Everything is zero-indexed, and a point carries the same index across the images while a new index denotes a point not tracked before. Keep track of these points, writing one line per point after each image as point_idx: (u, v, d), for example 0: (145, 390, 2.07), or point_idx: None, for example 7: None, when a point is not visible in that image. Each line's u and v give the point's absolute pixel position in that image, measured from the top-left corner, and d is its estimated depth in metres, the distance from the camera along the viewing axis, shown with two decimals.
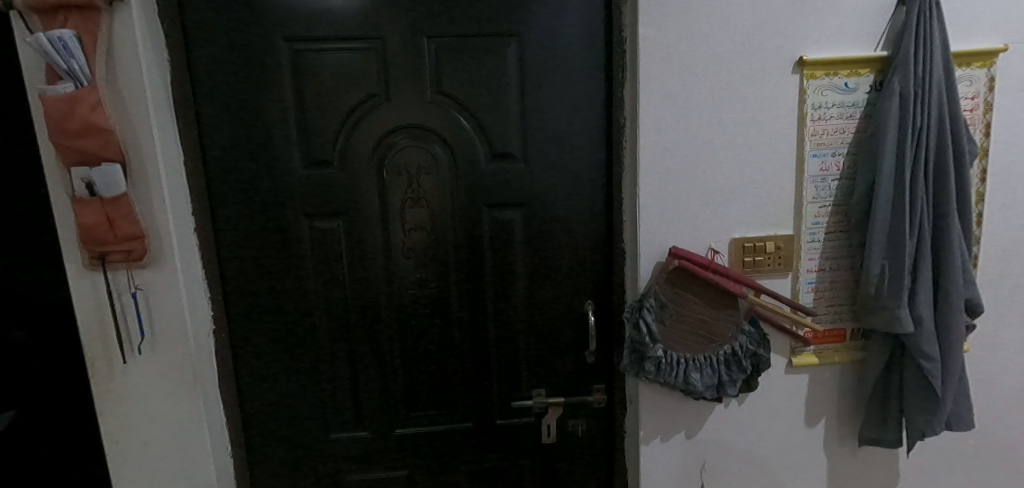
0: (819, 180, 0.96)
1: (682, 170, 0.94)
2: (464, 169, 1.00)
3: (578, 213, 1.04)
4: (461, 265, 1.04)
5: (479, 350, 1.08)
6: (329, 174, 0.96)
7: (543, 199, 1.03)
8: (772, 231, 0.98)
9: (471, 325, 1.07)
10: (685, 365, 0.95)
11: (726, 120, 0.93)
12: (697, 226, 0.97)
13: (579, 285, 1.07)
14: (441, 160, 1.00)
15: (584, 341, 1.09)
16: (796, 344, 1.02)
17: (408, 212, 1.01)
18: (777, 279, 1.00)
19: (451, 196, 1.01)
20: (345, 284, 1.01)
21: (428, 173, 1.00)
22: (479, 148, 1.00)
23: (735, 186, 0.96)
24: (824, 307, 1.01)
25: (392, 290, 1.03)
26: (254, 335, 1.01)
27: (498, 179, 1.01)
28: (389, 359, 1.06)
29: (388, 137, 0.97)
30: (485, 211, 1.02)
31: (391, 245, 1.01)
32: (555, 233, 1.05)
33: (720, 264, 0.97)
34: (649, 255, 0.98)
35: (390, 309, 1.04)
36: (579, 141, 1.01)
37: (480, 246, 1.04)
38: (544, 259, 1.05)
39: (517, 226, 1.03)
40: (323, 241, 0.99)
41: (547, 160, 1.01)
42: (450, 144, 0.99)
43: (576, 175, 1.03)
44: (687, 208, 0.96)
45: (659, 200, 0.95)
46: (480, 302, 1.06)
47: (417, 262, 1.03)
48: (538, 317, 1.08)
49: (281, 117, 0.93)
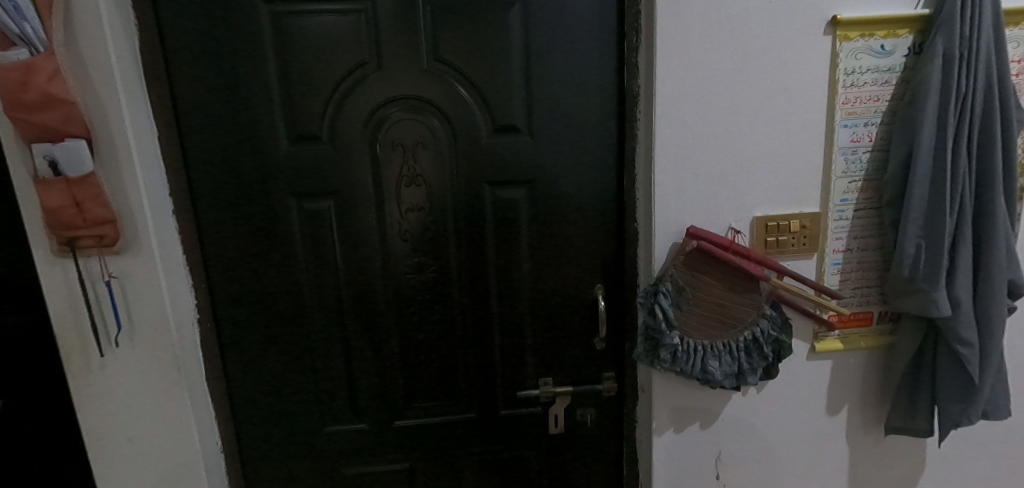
0: (850, 153, 0.89)
1: (702, 143, 0.87)
2: (464, 144, 0.92)
3: (587, 192, 0.97)
4: (462, 249, 0.97)
5: (482, 338, 1.02)
6: (318, 151, 0.89)
7: (550, 176, 0.95)
8: (797, 209, 0.91)
9: (473, 312, 1.01)
10: (702, 352, 0.89)
11: (751, 89, 0.85)
12: (717, 204, 0.90)
13: (588, 268, 1.01)
14: (440, 135, 0.92)
15: (592, 327, 1.04)
16: (819, 329, 0.96)
17: (405, 192, 0.93)
18: (801, 260, 0.94)
19: (450, 174, 0.94)
20: (338, 269, 0.95)
21: (427, 149, 0.92)
22: (480, 121, 0.92)
23: (759, 160, 0.88)
24: (851, 290, 0.95)
25: (390, 276, 0.97)
26: (240, 324, 0.94)
27: (501, 156, 0.94)
28: (388, 348, 1.00)
29: (381, 110, 0.89)
30: (487, 190, 0.95)
31: (388, 228, 0.94)
32: (564, 214, 0.98)
33: (741, 245, 0.90)
34: (665, 235, 0.91)
35: (387, 295, 0.98)
36: (588, 114, 0.94)
37: (483, 227, 0.97)
38: (551, 242, 0.99)
39: (522, 206, 0.96)
40: (314, 223, 0.92)
41: (555, 134, 0.94)
42: (449, 117, 0.91)
43: (586, 150, 0.95)
44: (706, 185, 0.89)
45: (676, 177, 0.88)
46: (483, 287, 1.00)
47: (415, 246, 0.96)
48: (544, 303, 1.02)
49: (264, 89, 0.85)
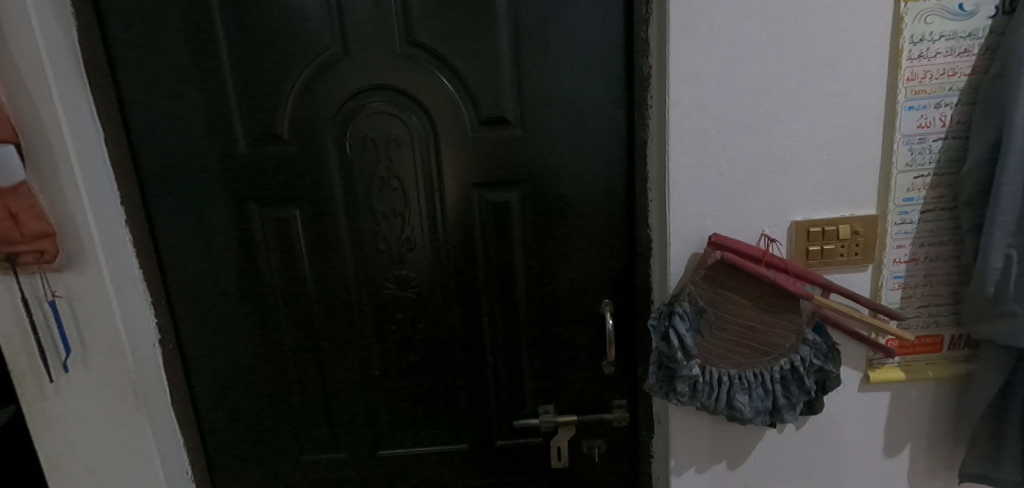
0: (916, 141, 0.72)
1: (727, 134, 0.71)
2: (446, 140, 0.80)
3: (591, 193, 0.83)
4: (449, 260, 0.86)
5: (474, 360, 0.91)
6: (282, 153, 0.79)
7: (546, 176, 0.82)
8: (847, 211, 0.75)
9: (463, 331, 0.89)
10: (728, 384, 0.75)
11: (789, 66, 0.69)
12: (747, 207, 0.75)
13: (593, 281, 0.87)
14: (419, 130, 0.80)
15: (600, 348, 0.90)
16: (875, 355, 0.80)
17: (381, 197, 0.82)
18: (853, 273, 0.77)
19: (432, 175, 0.82)
20: (310, 284, 0.85)
21: (404, 148, 0.81)
22: (464, 114, 0.80)
23: (799, 153, 0.73)
24: (915, 308, 0.78)
25: (368, 291, 0.86)
26: (207, 343, 0.87)
27: (488, 153, 0.81)
28: (369, 371, 0.90)
29: (350, 103, 0.78)
30: (475, 192, 0.83)
31: (363, 238, 0.84)
32: (564, 219, 0.84)
33: (776, 256, 0.74)
34: (683, 245, 0.76)
35: (365, 313, 0.87)
36: (590, 102, 0.80)
37: (471, 236, 0.85)
38: (550, 251, 0.86)
39: (515, 211, 0.84)
40: (281, 233, 0.82)
41: (551, 126, 0.80)
42: (427, 110, 0.79)
43: (588, 145, 0.81)
44: (733, 185, 0.74)
45: (695, 175, 0.73)
46: (473, 304, 0.88)
47: (395, 257, 0.85)
48: (543, 321, 0.89)
49: (220, 85, 0.76)
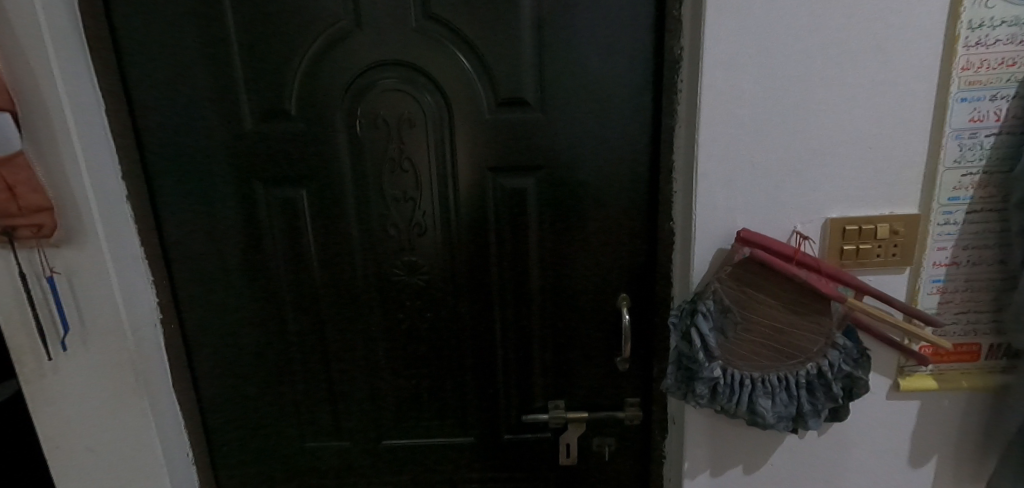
0: (967, 136, 0.67)
1: (762, 123, 0.67)
2: (461, 122, 0.76)
3: (611, 182, 0.79)
4: (461, 248, 0.82)
5: (482, 352, 0.88)
6: (290, 130, 0.76)
7: (565, 163, 0.78)
8: (887, 209, 0.70)
9: (473, 321, 0.86)
10: (750, 388, 0.71)
11: (834, 50, 0.64)
12: (779, 201, 0.70)
13: (610, 274, 0.83)
14: (433, 110, 0.76)
15: (615, 344, 0.87)
16: (906, 362, 0.76)
17: (391, 180, 0.79)
18: (888, 275, 0.73)
19: (445, 158, 0.78)
20: (316, 268, 0.82)
21: (416, 129, 0.77)
22: (481, 95, 0.76)
23: (838, 146, 0.68)
24: (953, 314, 0.74)
25: (375, 277, 0.83)
26: (209, 325, 0.85)
27: (505, 137, 0.77)
28: (375, 360, 0.87)
29: (361, 80, 0.74)
30: (490, 178, 0.79)
31: (372, 222, 0.80)
32: (582, 208, 0.80)
33: (809, 255, 0.70)
34: (708, 239, 0.72)
35: (372, 299, 0.84)
36: (614, 84, 0.75)
37: (484, 223, 0.81)
38: (565, 242, 0.82)
39: (531, 199, 0.80)
40: (287, 214, 0.79)
41: (571, 110, 0.76)
42: (442, 89, 0.75)
43: (611, 130, 0.77)
44: (765, 177, 0.69)
45: (726, 165, 0.69)
46: (484, 294, 0.85)
47: (405, 243, 0.82)
48: (556, 314, 0.86)
49: (226, 56, 0.73)
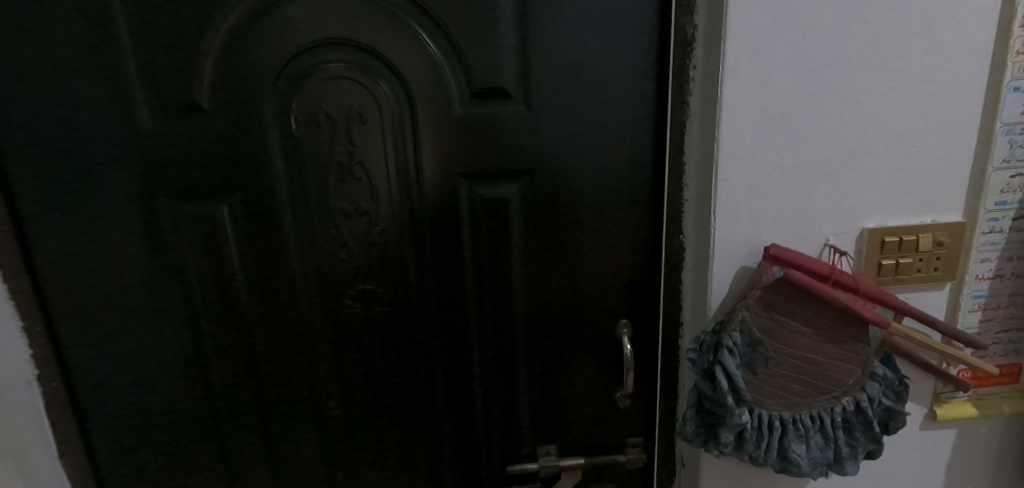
0: (1018, 131, 0.57)
1: (791, 117, 0.56)
2: (427, 117, 0.62)
3: (608, 188, 0.67)
4: (429, 272, 0.68)
5: (459, 394, 0.73)
6: (204, 129, 0.59)
7: (554, 167, 0.65)
8: (930, 218, 0.60)
9: (446, 359, 0.72)
10: (781, 431, 0.60)
11: (877, 29, 0.53)
12: (808, 210, 0.59)
13: (608, 296, 0.71)
14: (390, 103, 0.61)
15: (614, 377, 0.74)
16: (944, 388, 0.67)
17: (340, 191, 0.63)
18: (928, 292, 0.63)
19: (408, 162, 0.63)
20: (247, 302, 0.66)
21: (369, 126, 0.61)
22: (450, 84, 0.61)
23: (877, 144, 0.57)
24: (994, 334, 0.65)
25: (323, 311, 0.67)
26: (108, 378, 0.67)
27: (481, 136, 0.63)
28: (326, 410, 0.71)
29: (296, 64, 0.58)
30: (463, 186, 0.65)
31: (317, 243, 0.65)
32: (575, 221, 0.67)
33: (846, 273, 0.59)
34: (728, 257, 0.60)
35: (321, 338, 0.68)
36: (613, 72, 0.62)
37: (457, 242, 0.67)
38: (555, 261, 0.69)
39: (513, 211, 0.66)
40: (205, 236, 0.62)
41: (561, 103, 0.63)
42: (401, 77, 0.60)
43: (608, 127, 0.64)
44: (794, 182, 0.58)
45: (749, 169, 0.57)
46: (460, 326, 0.70)
47: (361, 268, 0.66)
48: (546, 345, 0.72)
49: (109, 30, 0.55)
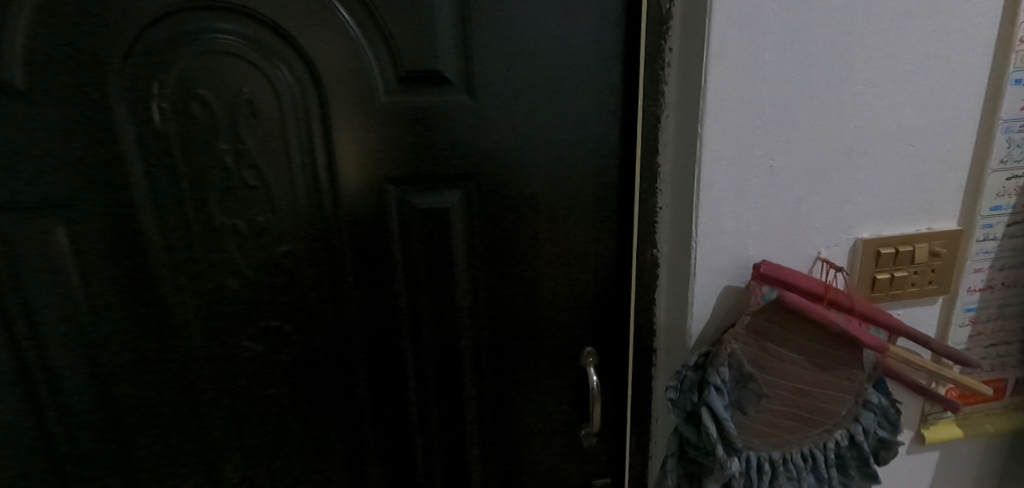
0: (1018, 129, 0.52)
1: (782, 110, 0.47)
2: (342, 107, 0.49)
3: (570, 195, 0.56)
4: (352, 301, 0.54)
5: (395, 442, 0.61)
6: (25, 120, 0.43)
7: (505, 169, 0.53)
8: (925, 225, 0.54)
9: (379, 402, 0.59)
10: (772, 475, 0.52)
11: (880, 8, 0.45)
12: (799, 218, 0.51)
13: (571, 320, 0.61)
14: (291, 89, 0.47)
15: (578, 412, 0.64)
16: (932, 409, 0.61)
17: (228, 203, 0.49)
18: (920, 307, 0.57)
19: (319, 165, 0.50)
20: (108, 347, 0.50)
21: (264, 120, 0.47)
22: (370, 66, 0.48)
23: (874, 143, 0.50)
24: (983, 349, 0.60)
25: (215, 354, 0.53)
26: None
27: (412, 132, 0.51)
28: (226, 473, 0.57)
29: (154, 33, 0.43)
30: (393, 193, 0.52)
31: (201, 270, 0.50)
32: (531, 234, 0.56)
33: (844, 292, 0.52)
34: (711, 276, 0.51)
35: (214, 387, 0.54)
36: (573, 55, 0.51)
37: (387, 263, 0.54)
38: (507, 282, 0.58)
39: (456, 223, 0.54)
40: (40, 264, 0.47)
41: (511, 92, 0.51)
42: (303, 54, 0.46)
43: (568, 122, 0.53)
44: (784, 187, 0.50)
45: (735, 172, 0.48)
46: (394, 364, 0.58)
47: (262, 299, 0.52)
48: (499, 380, 0.61)
49: None
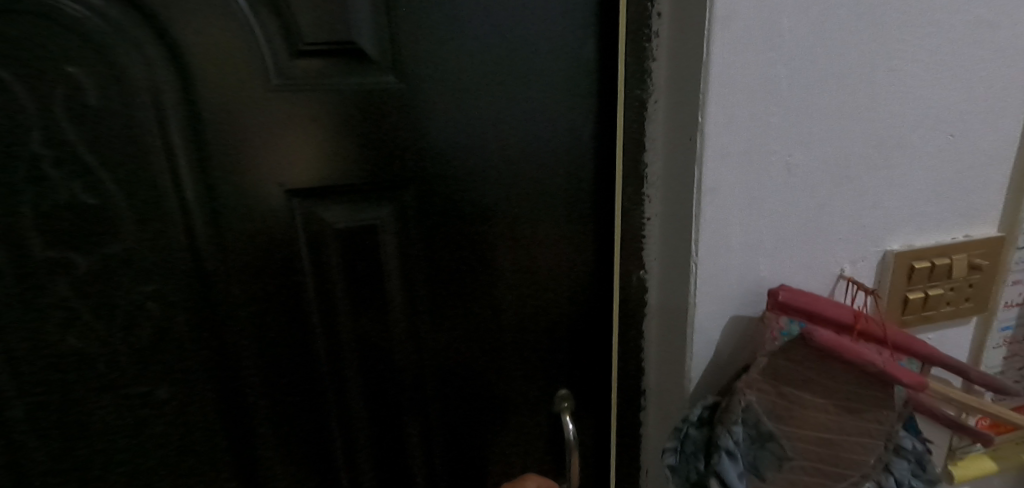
0: None
1: (801, 93, 0.37)
2: (219, 94, 0.35)
3: (534, 205, 0.44)
4: (253, 350, 0.42)
5: None
6: None
7: (450, 175, 0.42)
8: (963, 233, 0.45)
9: (299, 471, 0.46)
10: None
11: None
12: (818, 229, 0.41)
13: (542, 360, 0.49)
14: (138, 69, 0.33)
15: (551, 464, 0.53)
16: (961, 443, 0.53)
17: (55, 230, 0.34)
18: (953, 328, 0.48)
19: (191, 174, 0.36)
20: None
21: (101, 113, 0.33)
22: (253, 37, 0.35)
23: (909, 134, 0.40)
24: (1017, 372, 0.52)
25: (59, 433, 0.39)
26: None
27: (322, 129, 0.38)
28: None
29: None
30: (301, 209, 0.40)
31: (24, 324, 0.36)
32: (486, 256, 0.45)
33: (876, 320, 0.42)
34: (715, 305, 0.41)
35: (64, 473, 0.40)
36: (534, 24, 0.39)
37: (297, 299, 0.41)
38: (459, 314, 0.46)
39: (389, 245, 0.42)
40: None
41: (454, 73, 0.39)
42: (151, 19, 0.33)
43: (530, 112, 0.42)
44: (801, 190, 0.40)
45: (743, 173, 0.37)
46: (315, 425, 0.45)
47: (123, 357, 0.39)
48: (453, 434, 0.50)
49: None
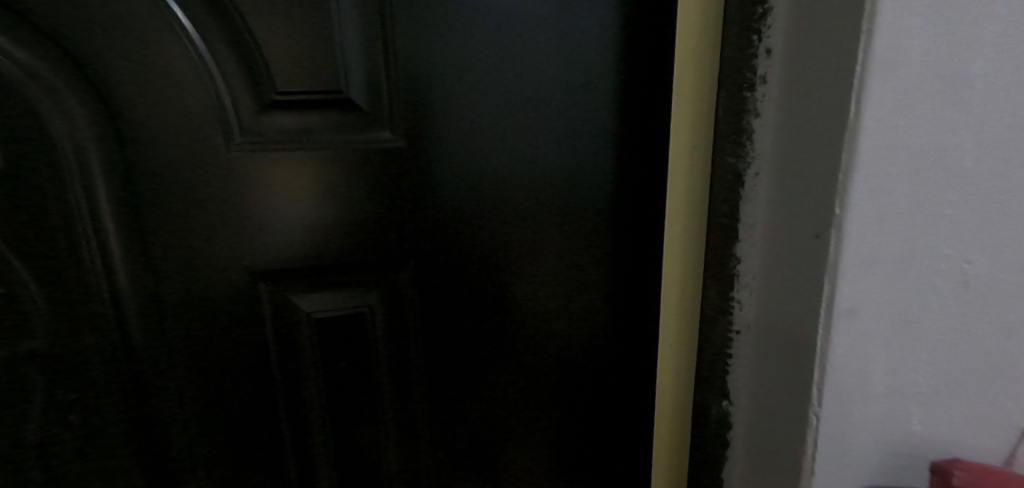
0: None
1: (990, 170, 0.24)
2: (174, 157, 0.28)
3: (556, 285, 0.37)
4: (230, 466, 0.34)
5: None
6: None
7: (461, 252, 0.34)
8: None
9: None
10: None
11: None
12: (995, 367, 0.27)
13: (558, 464, 0.41)
14: (71, 130, 0.26)
15: None
16: None
17: None
18: None
19: (126, 255, 0.29)
20: None
21: (29, 190, 0.26)
22: (218, 85, 0.27)
23: None
24: None
25: None
26: None
27: (307, 197, 0.30)
28: None
29: None
30: (277, 296, 0.31)
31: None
32: (499, 347, 0.37)
33: None
34: (836, 472, 0.27)
35: None
36: (570, 73, 0.33)
37: (265, 405, 0.33)
38: (482, 413, 0.37)
39: (383, 339, 0.34)
40: None
41: (467, 131, 0.32)
42: (85, 67, 0.25)
43: (555, 175, 0.34)
44: (975, 311, 0.26)
45: (892, 287, 0.25)
46: None
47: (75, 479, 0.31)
48: None
49: None
